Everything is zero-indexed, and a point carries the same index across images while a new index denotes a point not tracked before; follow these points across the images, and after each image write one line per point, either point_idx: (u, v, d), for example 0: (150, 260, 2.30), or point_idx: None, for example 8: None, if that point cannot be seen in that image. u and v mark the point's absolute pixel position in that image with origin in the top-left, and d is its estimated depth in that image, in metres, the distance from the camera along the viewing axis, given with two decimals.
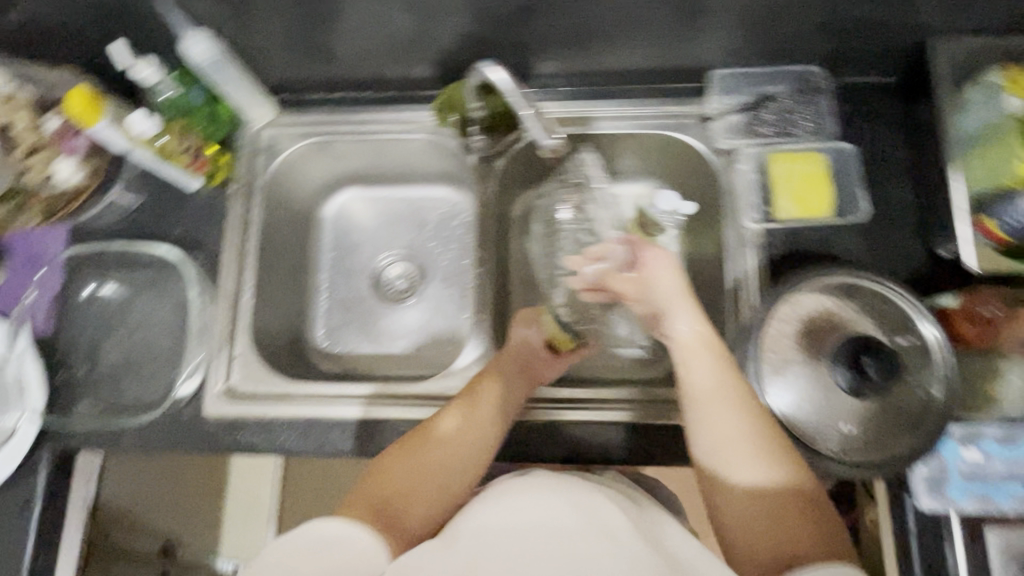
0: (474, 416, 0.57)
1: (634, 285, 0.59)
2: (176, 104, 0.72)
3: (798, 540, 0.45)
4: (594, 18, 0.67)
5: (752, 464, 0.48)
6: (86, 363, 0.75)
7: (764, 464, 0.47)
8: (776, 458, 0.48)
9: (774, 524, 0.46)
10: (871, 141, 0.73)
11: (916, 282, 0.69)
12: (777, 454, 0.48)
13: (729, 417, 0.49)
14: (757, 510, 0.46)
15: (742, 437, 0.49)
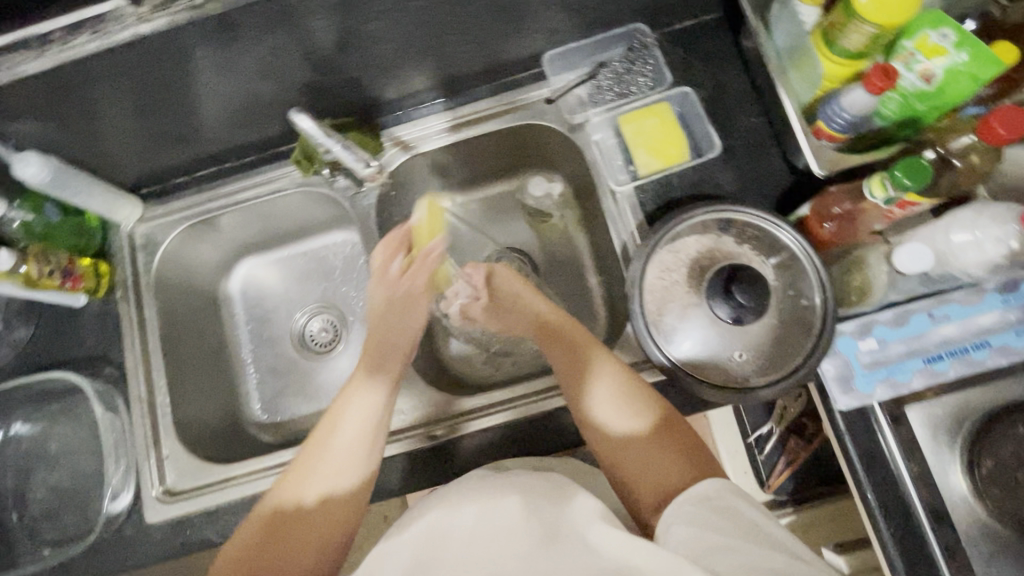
0: (342, 457, 0.59)
1: (483, 307, 0.72)
2: (31, 230, 0.71)
3: (673, 472, 0.54)
4: (412, 36, 0.68)
5: (617, 416, 0.58)
6: (16, 509, 0.73)
7: (635, 416, 0.57)
8: (644, 409, 0.58)
9: (653, 463, 0.55)
10: (711, 78, 0.76)
11: (786, 197, 0.71)
12: (645, 406, 0.58)
13: (602, 385, 0.59)
14: (638, 455, 0.55)
15: (615, 397, 0.59)
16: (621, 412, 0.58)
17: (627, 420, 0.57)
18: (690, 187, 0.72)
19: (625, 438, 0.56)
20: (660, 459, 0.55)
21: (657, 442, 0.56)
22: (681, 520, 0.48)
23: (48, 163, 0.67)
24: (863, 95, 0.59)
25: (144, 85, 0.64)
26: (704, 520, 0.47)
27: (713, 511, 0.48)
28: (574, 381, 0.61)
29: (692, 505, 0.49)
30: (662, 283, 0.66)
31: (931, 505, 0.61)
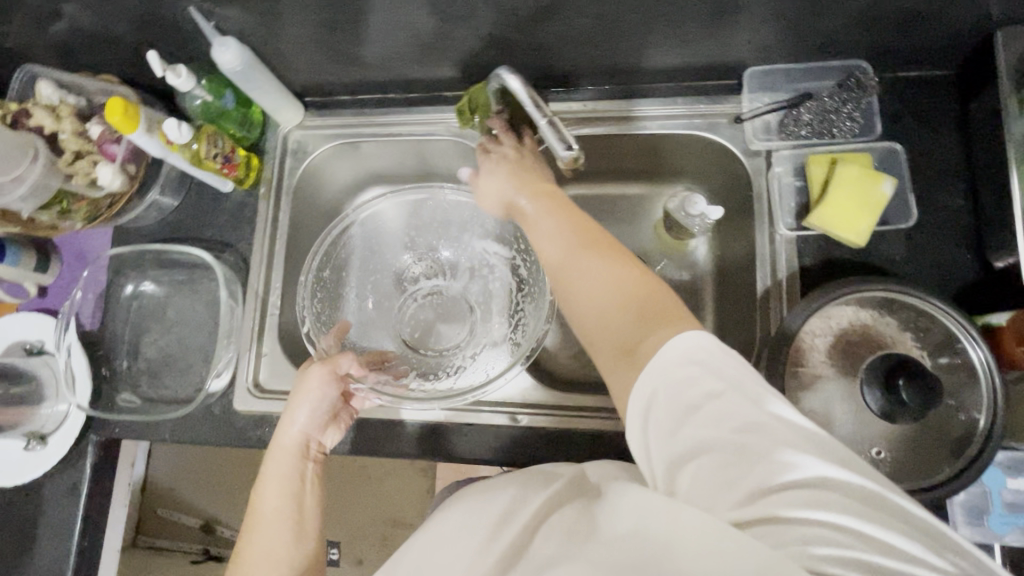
0: (272, 548, 0.55)
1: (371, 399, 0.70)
2: (208, 110, 0.74)
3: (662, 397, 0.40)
4: (621, 18, 0.64)
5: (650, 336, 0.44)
6: (127, 357, 0.79)
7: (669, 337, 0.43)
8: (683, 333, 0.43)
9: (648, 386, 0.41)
10: (921, 142, 0.68)
11: (967, 294, 0.64)
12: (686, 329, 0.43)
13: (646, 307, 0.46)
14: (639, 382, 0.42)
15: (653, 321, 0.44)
16: (605, 299, 0.47)
17: (615, 318, 0.46)
18: (859, 252, 0.66)
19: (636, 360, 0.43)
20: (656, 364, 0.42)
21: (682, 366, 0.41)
22: (679, 434, 0.38)
23: (242, 52, 0.68)
24: None
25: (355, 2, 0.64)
26: (716, 431, 0.37)
27: (711, 423, 0.38)
28: (600, 285, 0.49)
29: (680, 403, 0.39)
30: (804, 344, 0.61)
31: None
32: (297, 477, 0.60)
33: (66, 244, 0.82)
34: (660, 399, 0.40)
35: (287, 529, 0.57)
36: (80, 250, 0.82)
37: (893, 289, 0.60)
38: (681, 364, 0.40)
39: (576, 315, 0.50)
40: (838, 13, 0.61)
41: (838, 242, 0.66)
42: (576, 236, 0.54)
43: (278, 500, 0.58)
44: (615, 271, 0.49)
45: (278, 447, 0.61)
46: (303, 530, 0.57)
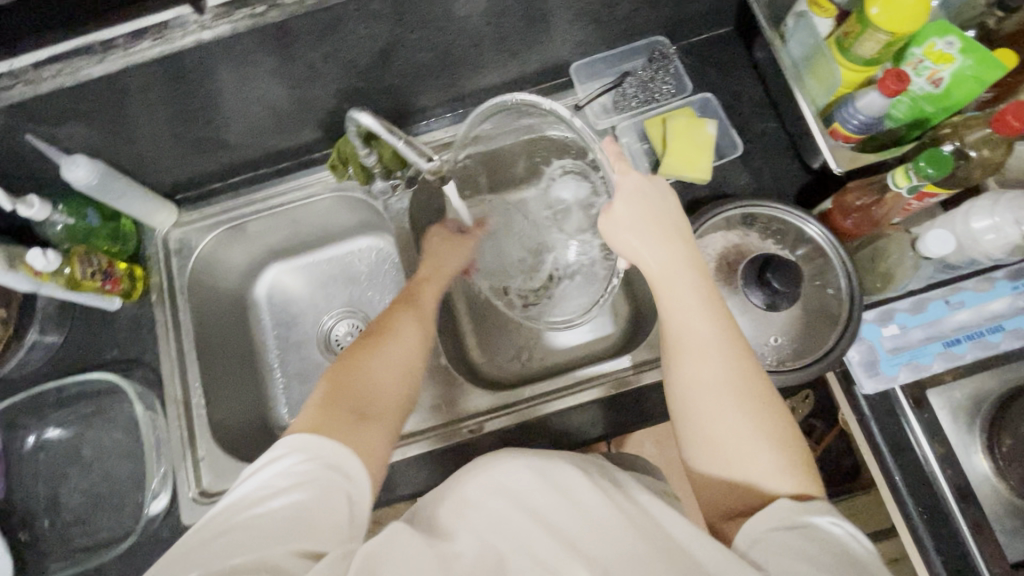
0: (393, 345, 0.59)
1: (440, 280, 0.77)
2: (75, 232, 0.72)
3: None
4: (452, 48, 0.71)
5: (769, 478, 0.46)
6: (47, 515, 0.72)
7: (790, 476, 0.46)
8: (800, 470, 0.47)
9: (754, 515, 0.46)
10: (727, 87, 0.81)
11: (803, 195, 0.75)
12: (802, 465, 0.47)
13: (759, 443, 0.47)
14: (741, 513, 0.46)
15: (764, 451, 0.47)
16: (745, 434, 0.48)
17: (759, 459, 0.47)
18: (712, 186, 0.76)
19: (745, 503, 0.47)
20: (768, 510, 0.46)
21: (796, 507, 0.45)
22: (771, 534, 0.42)
23: (95, 166, 0.68)
24: (878, 96, 0.63)
25: (195, 91, 0.66)
26: (817, 553, 0.39)
27: (815, 538, 0.41)
28: (712, 404, 0.49)
29: (787, 537, 0.41)
30: None
31: (956, 484, 0.63)
32: (416, 347, 0.61)
33: None
34: (767, 518, 0.43)
35: (402, 375, 0.57)
36: None
37: (740, 206, 0.69)
38: (805, 513, 0.43)
39: (704, 415, 0.49)
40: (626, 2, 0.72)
41: (692, 183, 0.76)
42: (718, 337, 0.52)
43: (399, 349, 0.59)
44: (764, 412, 0.49)
45: (404, 316, 0.64)
46: (410, 385, 0.58)
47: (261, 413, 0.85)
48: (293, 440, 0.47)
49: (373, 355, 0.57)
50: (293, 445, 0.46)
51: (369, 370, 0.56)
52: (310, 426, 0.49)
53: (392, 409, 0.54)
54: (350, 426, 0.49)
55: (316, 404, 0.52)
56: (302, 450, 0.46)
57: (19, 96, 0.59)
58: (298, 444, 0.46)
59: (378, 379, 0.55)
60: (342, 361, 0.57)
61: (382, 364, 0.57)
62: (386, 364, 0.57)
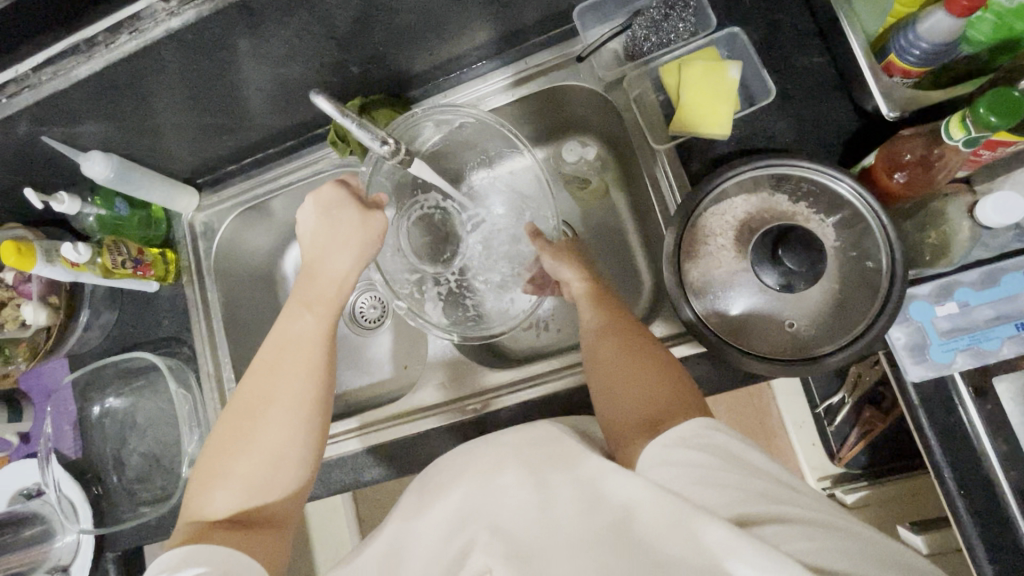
0: (270, 395, 0.56)
1: (347, 269, 0.61)
2: (105, 223, 0.78)
3: (658, 404, 0.49)
4: (433, 6, 0.65)
5: (638, 373, 0.53)
6: (115, 472, 0.83)
7: (654, 370, 0.52)
8: (666, 368, 0.53)
9: (636, 398, 0.51)
10: (764, 16, 0.67)
11: (852, 145, 0.63)
12: (668, 365, 0.53)
13: (625, 352, 0.55)
14: (624, 402, 0.51)
15: (630, 355, 0.54)
16: (617, 364, 0.54)
17: (641, 387, 0.51)
18: (737, 140, 0.66)
19: (626, 389, 0.52)
20: (645, 389, 0.51)
21: (665, 385, 0.51)
22: (670, 462, 0.41)
23: (110, 160, 0.72)
24: (946, 18, 0.50)
25: (180, 81, 0.66)
26: (701, 460, 0.40)
27: (700, 447, 0.41)
28: (593, 343, 0.59)
29: (685, 456, 0.41)
30: (706, 247, 0.61)
31: (1020, 489, 0.53)
32: (306, 388, 0.57)
33: (31, 385, 0.87)
34: (661, 441, 0.44)
35: (291, 427, 0.55)
36: (45, 388, 0.86)
37: (760, 166, 0.59)
38: (691, 427, 0.43)
39: (591, 375, 0.56)
40: None
41: (711, 139, 0.67)
42: (606, 321, 0.60)
43: (280, 405, 0.55)
44: (634, 339, 0.56)
45: (284, 339, 0.59)
46: (301, 430, 0.56)
47: None
48: (177, 552, 0.49)
49: (249, 429, 0.55)
50: (184, 549, 0.49)
51: (252, 435, 0.55)
52: (192, 536, 0.52)
53: (290, 460, 0.56)
54: (243, 525, 0.53)
55: (199, 509, 0.54)
56: (191, 561, 0.48)
57: (25, 101, 0.62)
58: (188, 550, 0.49)
59: (260, 450, 0.54)
60: (218, 442, 0.56)
61: (257, 437, 0.55)
62: (264, 436, 0.55)
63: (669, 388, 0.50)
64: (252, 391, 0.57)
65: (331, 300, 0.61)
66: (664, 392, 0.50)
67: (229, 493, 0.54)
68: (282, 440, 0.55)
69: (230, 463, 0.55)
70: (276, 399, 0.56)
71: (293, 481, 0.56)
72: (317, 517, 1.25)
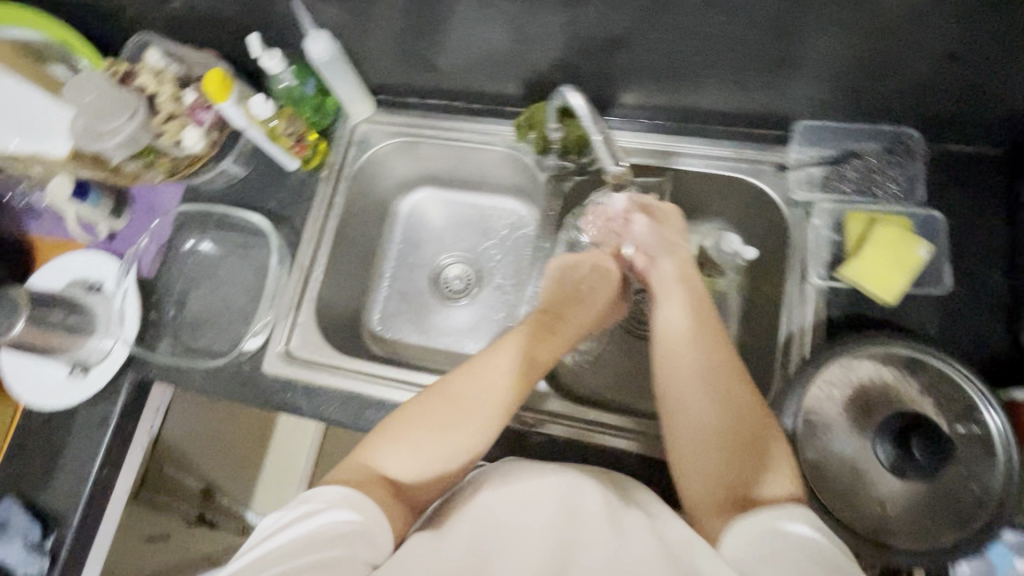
0: (469, 394, 0.57)
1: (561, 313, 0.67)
2: (292, 95, 0.82)
3: (749, 481, 0.51)
4: (685, 58, 0.68)
5: (725, 432, 0.53)
6: (174, 308, 0.85)
7: (735, 426, 0.53)
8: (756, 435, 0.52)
9: (723, 466, 0.52)
10: (963, 214, 0.69)
11: (996, 370, 0.63)
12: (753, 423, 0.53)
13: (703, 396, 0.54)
14: (711, 464, 0.52)
15: (712, 405, 0.54)
16: (699, 411, 0.54)
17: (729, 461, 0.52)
18: (888, 310, 0.67)
19: (714, 445, 0.52)
20: (733, 455, 0.52)
21: (756, 462, 0.51)
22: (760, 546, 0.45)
23: (332, 45, 0.75)
24: None
25: (434, 10, 0.70)
26: (791, 559, 0.43)
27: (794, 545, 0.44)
28: (673, 370, 0.57)
29: (774, 548, 0.44)
30: (823, 391, 0.61)
31: None
32: (506, 404, 0.58)
33: (140, 196, 0.90)
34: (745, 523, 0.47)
35: (480, 432, 0.57)
36: (150, 202, 0.89)
37: (909, 347, 0.60)
38: (776, 512, 0.46)
39: (670, 404, 0.56)
40: (895, 77, 0.64)
41: (870, 299, 0.67)
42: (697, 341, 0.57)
43: (479, 408, 0.57)
44: (717, 379, 0.55)
45: (492, 353, 0.61)
46: (482, 431, 0.57)
47: (358, 309, 0.93)
48: (340, 489, 0.51)
49: (445, 417, 0.56)
50: (332, 492, 0.51)
51: (446, 423, 0.56)
52: (359, 479, 0.53)
53: (466, 457, 0.56)
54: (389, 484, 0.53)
55: (372, 461, 0.55)
56: (348, 504, 0.50)
57: None
58: (337, 495, 0.50)
59: (449, 438, 0.56)
60: (410, 414, 0.57)
61: (450, 428, 0.56)
62: (442, 413, 0.57)
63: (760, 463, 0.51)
64: (453, 384, 0.58)
65: (547, 336, 0.65)
66: (755, 469, 0.51)
67: (406, 461, 0.55)
68: (468, 438, 0.56)
69: (414, 438, 0.56)
70: (475, 401, 0.57)
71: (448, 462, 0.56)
72: (289, 435, 1.24)
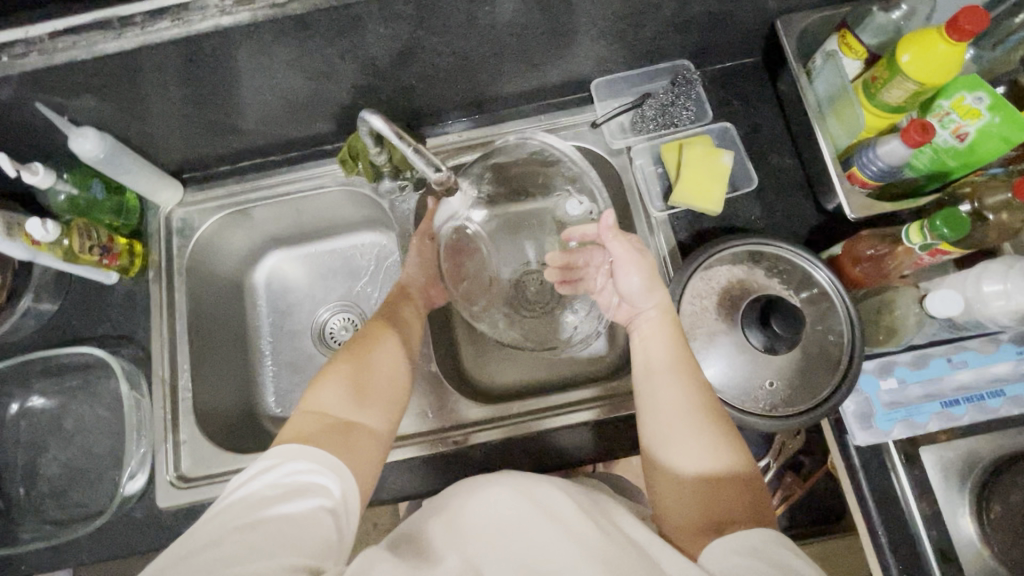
0: (387, 340, 0.65)
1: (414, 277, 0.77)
2: (76, 203, 0.72)
3: (730, 508, 0.49)
4: (474, 53, 0.70)
5: (695, 449, 0.52)
6: (24, 483, 0.72)
7: (708, 439, 0.53)
8: (728, 448, 0.52)
9: (702, 496, 0.50)
10: (748, 118, 0.79)
11: (814, 236, 0.74)
12: (726, 441, 0.53)
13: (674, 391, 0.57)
14: (686, 491, 0.51)
15: (688, 407, 0.55)
16: (673, 427, 0.54)
17: (703, 449, 0.52)
18: (722, 218, 0.75)
19: (692, 459, 0.52)
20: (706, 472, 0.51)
21: (734, 480, 0.51)
22: (730, 556, 0.44)
23: (104, 140, 0.68)
24: (899, 145, 0.62)
25: (207, 75, 0.65)
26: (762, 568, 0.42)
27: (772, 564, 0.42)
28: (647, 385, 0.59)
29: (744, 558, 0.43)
30: (693, 306, 0.68)
31: (940, 545, 0.62)
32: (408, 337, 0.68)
33: None
34: (725, 542, 0.45)
35: (404, 356, 0.64)
36: None
37: (748, 242, 0.68)
38: (757, 539, 0.45)
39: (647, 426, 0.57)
40: (653, 23, 0.71)
41: (702, 213, 0.75)
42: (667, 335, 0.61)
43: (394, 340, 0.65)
44: (693, 386, 0.57)
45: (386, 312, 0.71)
46: (386, 384, 0.60)
47: (247, 400, 0.85)
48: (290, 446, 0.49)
49: (372, 352, 0.62)
50: (281, 451, 0.49)
51: (376, 363, 0.61)
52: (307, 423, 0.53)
53: (397, 390, 0.61)
54: (341, 435, 0.53)
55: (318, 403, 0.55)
56: (300, 456, 0.49)
57: (32, 64, 0.59)
58: (292, 454, 0.48)
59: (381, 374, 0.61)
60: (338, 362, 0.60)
61: (376, 360, 0.61)
62: (370, 385, 0.59)
63: (731, 477, 0.51)
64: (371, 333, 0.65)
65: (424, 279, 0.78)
66: (734, 493, 0.50)
67: (352, 393, 0.57)
68: (396, 367, 0.62)
69: (355, 373, 0.59)
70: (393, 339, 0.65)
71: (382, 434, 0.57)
72: None
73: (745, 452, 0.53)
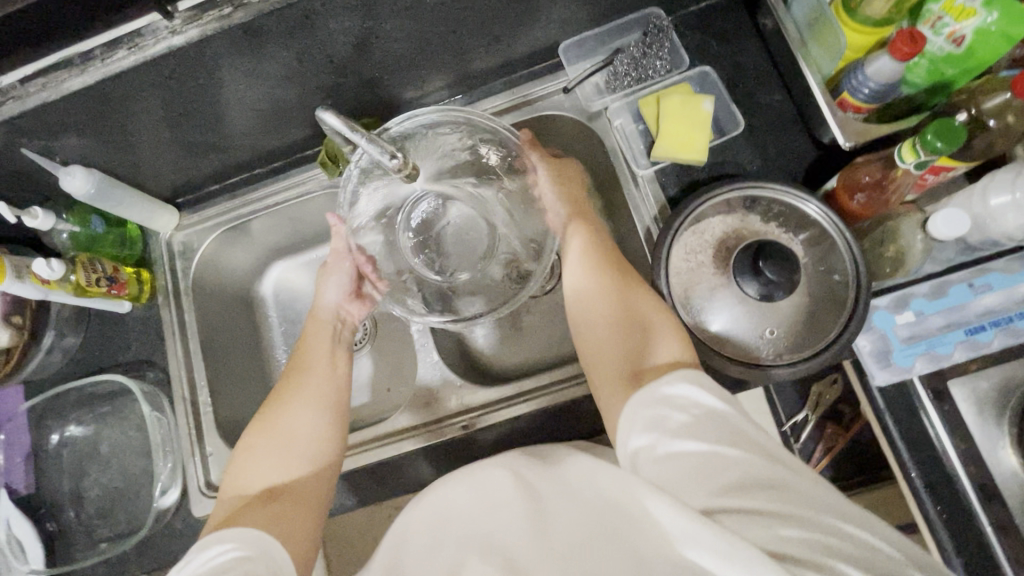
0: (306, 383, 0.63)
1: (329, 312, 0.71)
2: (80, 240, 0.76)
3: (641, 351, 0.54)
4: (430, 35, 0.69)
5: (604, 308, 0.59)
6: (73, 506, 0.77)
7: (616, 300, 0.59)
8: (636, 306, 0.58)
9: (617, 346, 0.56)
10: (729, 58, 0.75)
11: (812, 173, 0.70)
12: (634, 302, 0.58)
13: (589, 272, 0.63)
14: (605, 346, 0.57)
15: (599, 280, 0.61)
16: (588, 299, 0.61)
17: (629, 333, 0.56)
18: (711, 167, 0.72)
19: (607, 321, 0.58)
20: (619, 326, 0.57)
21: (646, 329, 0.55)
22: (646, 402, 0.46)
23: (92, 175, 0.71)
24: (888, 62, 0.57)
25: (176, 98, 0.67)
26: (674, 423, 0.44)
27: (681, 409, 0.45)
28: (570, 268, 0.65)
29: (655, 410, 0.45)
30: (688, 263, 0.65)
31: (979, 481, 0.58)
32: (331, 370, 0.66)
33: None
34: (643, 398, 0.47)
35: (326, 391, 0.63)
36: None
37: (735, 188, 0.65)
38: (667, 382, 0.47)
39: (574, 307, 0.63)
40: None
41: (689, 165, 0.72)
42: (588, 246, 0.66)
43: (312, 382, 0.63)
44: (605, 267, 0.62)
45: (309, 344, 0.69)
46: (308, 432, 0.59)
47: None
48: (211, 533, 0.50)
49: (287, 404, 0.61)
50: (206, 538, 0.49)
51: (291, 414, 0.60)
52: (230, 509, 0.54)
53: (320, 435, 0.60)
54: (265, 507, 0.54)
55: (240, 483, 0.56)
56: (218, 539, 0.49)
57: (10, 112, 0.61)
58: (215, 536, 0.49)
59: (299, 425, 0.60)
60: (258, 426, 0.60)
61: (291, 415, 0.60)
62: (289, 441, 0.59)
63: (643, 327, 0.56)
64: (289, 382, 0.64)
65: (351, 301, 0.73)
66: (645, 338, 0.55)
67: (270, 459, 0.57)
68: (316, 407, 0.61)
69: (271, 435, 0.59)
70: (311, 381, 0.64)
71: (314, 485, 0.58)
72: None
73: (655, 310, 0.57)
